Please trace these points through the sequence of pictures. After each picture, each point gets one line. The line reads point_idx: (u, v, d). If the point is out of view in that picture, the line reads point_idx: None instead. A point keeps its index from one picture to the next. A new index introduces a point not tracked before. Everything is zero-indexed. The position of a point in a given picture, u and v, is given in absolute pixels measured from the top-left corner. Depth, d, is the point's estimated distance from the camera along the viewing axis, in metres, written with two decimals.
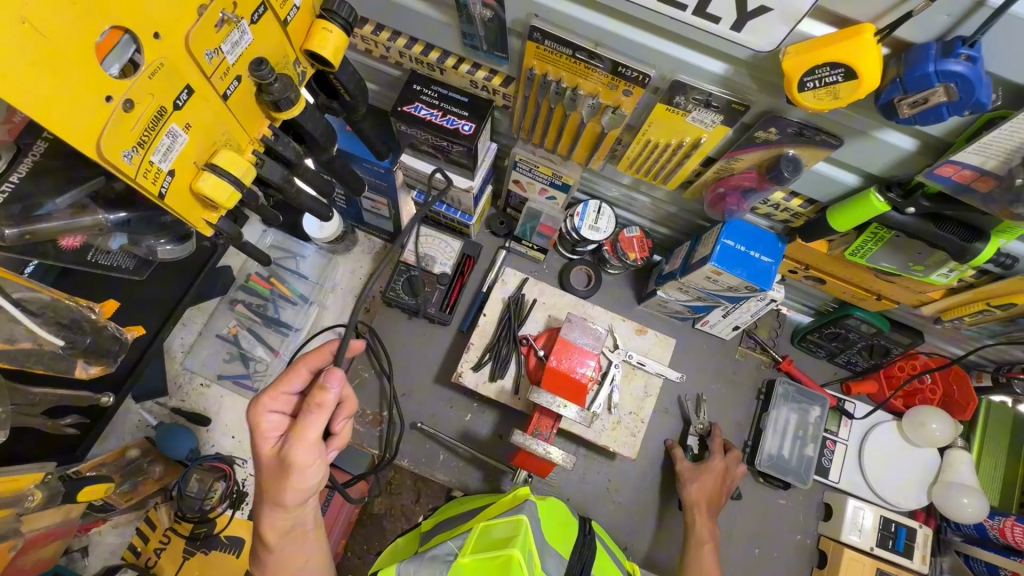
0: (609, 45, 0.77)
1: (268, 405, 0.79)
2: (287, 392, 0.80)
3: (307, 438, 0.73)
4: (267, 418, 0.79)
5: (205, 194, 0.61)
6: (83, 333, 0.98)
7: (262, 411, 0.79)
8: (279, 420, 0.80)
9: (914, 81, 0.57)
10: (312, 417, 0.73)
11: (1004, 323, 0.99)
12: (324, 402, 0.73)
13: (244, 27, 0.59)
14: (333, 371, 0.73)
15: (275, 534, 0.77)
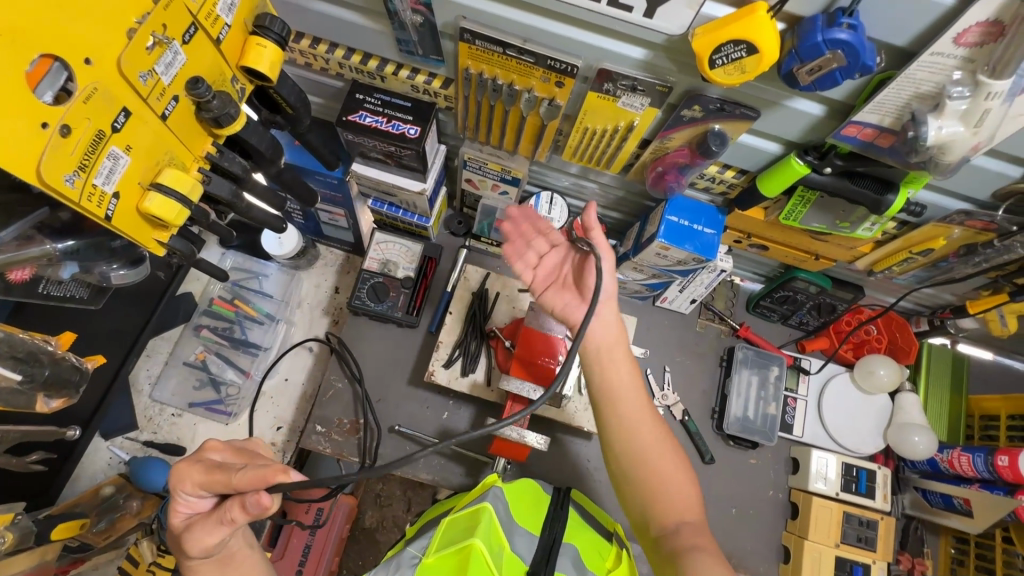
0: (536, 40, 0.81)
1: (184, 489, 0.66)
2: (206, 488, 0.65)
3: (204, 540, 0.66)
4: (183, 496, 0.67)
5: (153, 213, 0.62)
6: (41, 365, 1.00)
7: (180, 488, 0.66)
8: (199, 501, 0.68)
9: (807, 50, 0.63)
10: (217, 525, 0.65)
11: (928, 269, 1.08)
12: (236, 519, 0.64)
13: (176, 47, 0.61)
14: (260, 500, 0.60)
15: (228, 554, 0.72)
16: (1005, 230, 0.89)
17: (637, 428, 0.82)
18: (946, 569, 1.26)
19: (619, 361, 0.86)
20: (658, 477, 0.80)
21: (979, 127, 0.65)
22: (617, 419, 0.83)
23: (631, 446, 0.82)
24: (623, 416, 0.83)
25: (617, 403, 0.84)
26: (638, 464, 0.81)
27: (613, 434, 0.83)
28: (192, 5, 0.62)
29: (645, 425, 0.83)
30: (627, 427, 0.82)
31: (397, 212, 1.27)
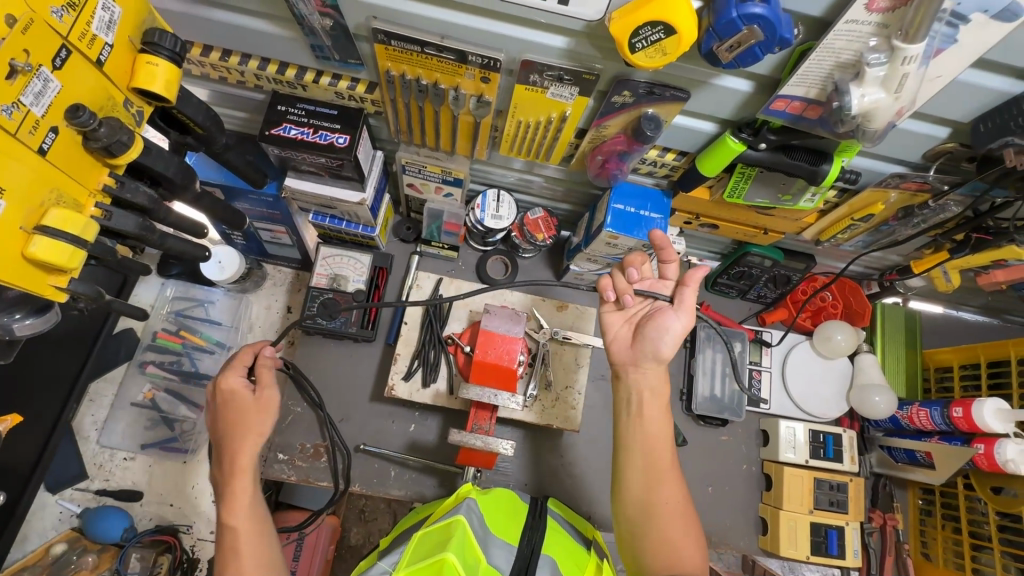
0: (455, 36, 0.78)
1: (230, 376, 0.87)
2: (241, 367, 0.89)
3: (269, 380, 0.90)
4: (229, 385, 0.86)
5: (41, 259, 0.57)
6: None
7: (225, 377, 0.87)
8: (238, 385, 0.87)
9: (724, 27, 0.61)
10: (271, 366, 0.91)
11: (872, 234, 1.09)
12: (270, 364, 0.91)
13: (45, 74, 0.55)
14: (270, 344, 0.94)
15: (250, 496, 0.85)
16: (938, 189, 0.90)
17: (660, 481, 0.85)
18: (914, 519, 1.31)
19: (658, 417, 0.89)
20: (668, 528, 0.82)
21: (900, 92, 0.64)
22: (641, 463, 0.86)
23: (653, 495, 0.84)
24: (648, 461, 0.86)
25: (643, 450, 0.87)
26: (650, 508, 0.83)
27: (631, 478, 0.86)
28: (58, 26, 0.56)
29: (670, 479, 0.85)
30: (652, 473, 0.85)
31: (340, 224, 1.22)
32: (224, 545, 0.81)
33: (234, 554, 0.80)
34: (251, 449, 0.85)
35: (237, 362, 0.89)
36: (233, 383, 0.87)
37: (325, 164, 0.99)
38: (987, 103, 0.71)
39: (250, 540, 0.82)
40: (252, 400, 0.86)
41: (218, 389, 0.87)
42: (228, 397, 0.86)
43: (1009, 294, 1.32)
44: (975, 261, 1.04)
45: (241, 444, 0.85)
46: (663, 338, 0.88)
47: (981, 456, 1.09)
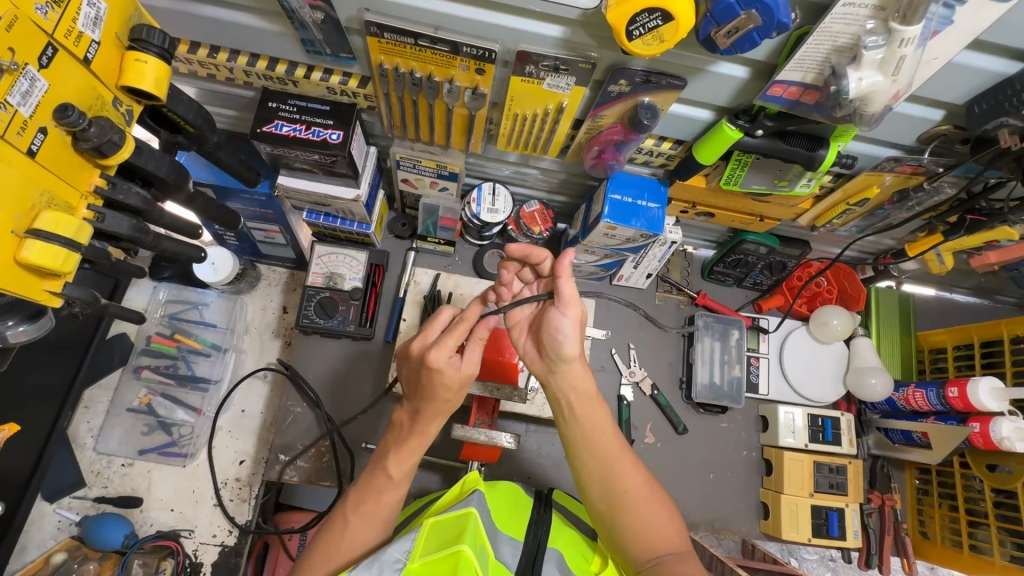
0: (449, 27, 0.77)
1: (439, 347, 0.76)
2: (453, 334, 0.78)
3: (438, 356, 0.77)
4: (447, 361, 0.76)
5: (34, 263, 0.55)
6: None
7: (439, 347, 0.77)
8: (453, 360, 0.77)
9: (721, 12, 0.61)
10: (477, 341, 0.81)
11: (866, 219, 1.10)
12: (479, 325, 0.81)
13: (31, 73, 0.54)
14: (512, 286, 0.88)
15: (384, 462, 0.84)
16: (933, 171, 0.90)
17: (621, 470, 0.83)
18: (912, 499, 1.33)
19: (595, 409, 0.84)
20: (641, 513, 0.81)
21: (898, 74, 0.64)
22: (597, 457, 0.83)
23: (620, 487, 0.82)
24: (599, 455, 0.83)
25: (592, 448, 0.84)
26: (623, 501, 0.82)
27: (595, 480, 0.83)
28: (44, 23, 0.54)
29: (626, 464, 0.84)
30: (608, 465, 0.83)
31: (335, 222, 1.20)
32: (369, 485, 0.83)
33: (372, 499, 0.82)
34: (430, 419, 0.82)
35: (457, 332, 0.78)
36: (444, 358, 0.76)
37: (319, 161, 0.98)
38: (982, 84, 0.72)
39: (383, 495, 0.82)
40: (460, 378, 0.77)
41: (428, 358, 0.76)
42: (433, 372, 0.76)
43: (1001, 275, 1.34)
44: (967, 243, 1.06)
45: (427, 410, 0.81)
46: (561, 339, 0.80)
47: (977, 434, 1.11)
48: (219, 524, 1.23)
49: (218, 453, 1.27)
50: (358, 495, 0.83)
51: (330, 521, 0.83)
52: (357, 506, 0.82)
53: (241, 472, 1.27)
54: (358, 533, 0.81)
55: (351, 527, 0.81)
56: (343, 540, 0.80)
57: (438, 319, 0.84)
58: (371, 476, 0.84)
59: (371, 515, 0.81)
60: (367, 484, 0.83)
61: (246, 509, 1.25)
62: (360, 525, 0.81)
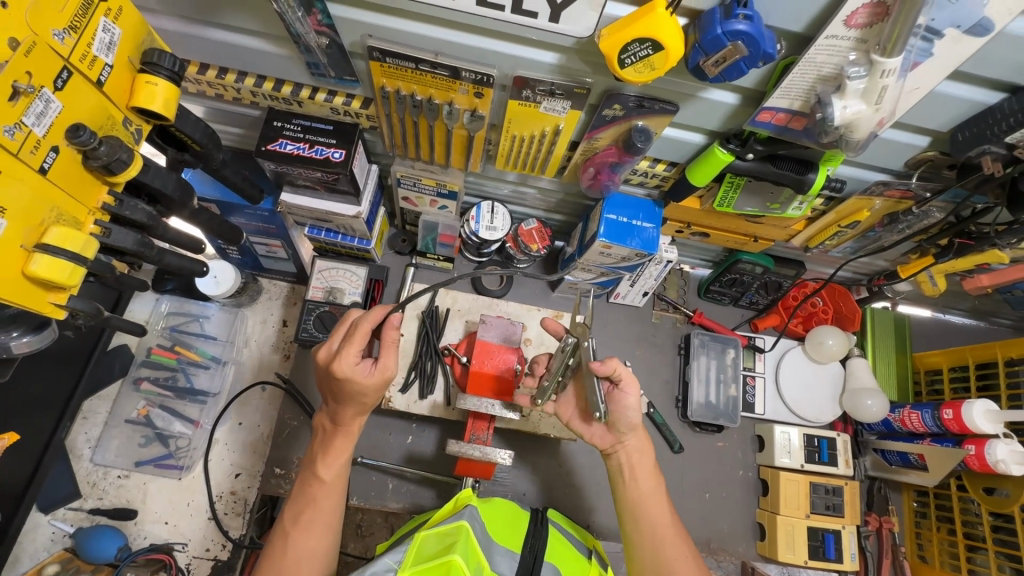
0: (448, 53, 0.80)
1: (346, 356, 0.81)
2: (356, 343, 0.82)
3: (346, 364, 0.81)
4: (355, 370, 0.81)
5: (41, 277, 0.57)
6: None
7: (346, 360, 0.80)
8: (362, 367, 0.82)
9: (709, 43, 0.63)
10: (389, 344, 0.84)
11: (859, 240, 1.12)
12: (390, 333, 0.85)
13: (46, 95, 0.56)
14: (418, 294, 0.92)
15: (315, 473, 0.84)
16: (921, 196, 0.92)
17: (672, 540, 0.85)
18: (910, 522, 1.32)
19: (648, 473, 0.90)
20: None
21: (881, 103, 0.67)
22: (658, 525, 0.86)
23: (654, 530, 0.85)
24: (658, 523, 0.86)
25: (656, 517, 0.86)
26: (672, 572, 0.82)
27: (643, 547, 0.85)
28: (60, 48, 0.57)
29: (678, 540, 0.85)
30: (662, 533, 0.85)
31: (336, 237, 1.23)
32: (305, 496, 0.84)
33: (311, 508, 0.82)
34: (352, 416, 0.85)
35: (358, 340, 0.82)
36: (350, 362, 0.80)
37: (321, 178, 1.00)
38: (965, 112, 0.74)
39: (324, 503, 0.83)
40: (372, 381, 0.81)
41: (335, 369, 0.81)
42: (347, 381, 0.80)
43: (995, 297, 1.34)
44: (959, 266, 1.07)
45: (346, 411, 0.85)
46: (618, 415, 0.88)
47: (973, 456, 1.10)
48: (213, 538, 1.23)
49: (214, 466, 1.27)
50: (295, 510, 0.82)
51: (269, 546, 0.81)
52: (296, 521, 0.81)
53: (235, 486, 1.27)
54: (301, 545, 0.79)
55: (292, 541, 0.79)
56: (286, 554, 0.78)
57: (342, 330, 0.87)
58: (307, 489, 0.84)
59: (311, 525, 0.81)
60: (304, 494, 0.84)
61: (239, 523, 1.24)
62: (304, 536, 0.80)
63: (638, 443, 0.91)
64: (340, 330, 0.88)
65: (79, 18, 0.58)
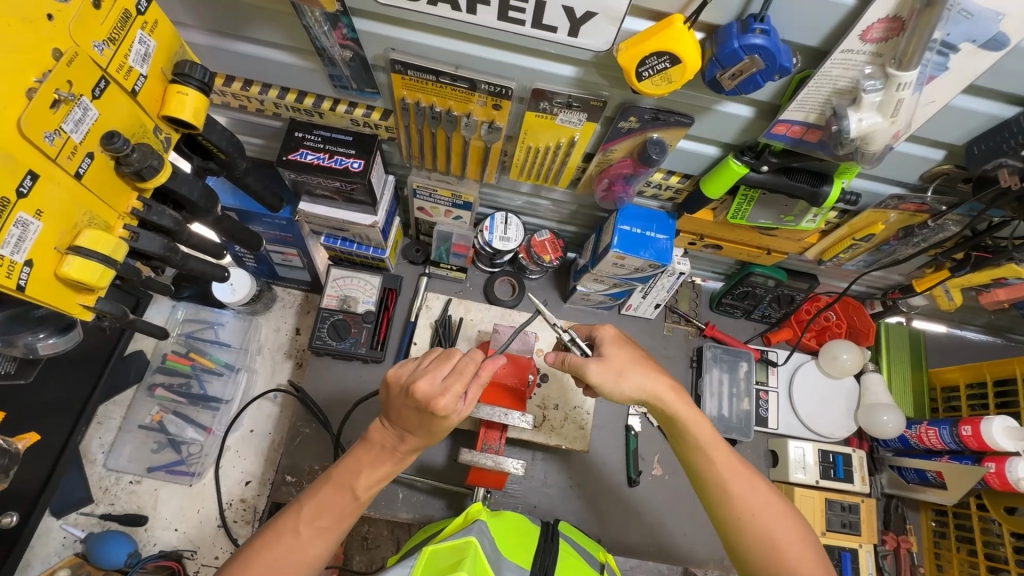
0: (469, 65, 0.82)
1: (453, 392, 0.75)
2: (464, 381, 0.77)
3: (451, 399, 0.75)
4: (455, 410, 0.76)
5: (73, 278, 0.59)
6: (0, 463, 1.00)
7: (450, 401, 0.74)
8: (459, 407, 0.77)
9: (726, 57, 0.64)
10: (480, 386, 0.81)
11: (874, 254, 1.12)
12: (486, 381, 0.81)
13: (85, 103, 0.58)
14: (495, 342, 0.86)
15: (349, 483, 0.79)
16: (936, 209, 0.93)
17: (737, 488, 0.81)
18: (929, 541, 1.29)
19: (696, 418, 0.85)
20: (768, 532, 0.78)
21: (897, 116, 0.67)
22: (718, 478, 0.82)
23: (717, 476, 0.82)
24: (716, 476, 0.82)
25: (714, 469, 0.83)
26: (741, 524, 0.79)
27: (722, 505, 0.81)
28: (99, 59, 0.59)
29: (744, 485, 0.81)
30: (722, 486, 0.81)
31: (351, 247, 1.24)
32: (326, 499, 0.78)
33: (331, 516, 0.78)
34: (415, 447, 0.81)
35: (466, 378, 0.77)
36: (451, 404, 0.74)
37: (339, 188, 1.02)
38: (980, 127, 0.75)
39: (343, 514, 0.79)
40: (457, 420, 0.78)
41: (438, 405, 0.74)
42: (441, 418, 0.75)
43: (1013, 312, 1.33)
44: (975, 280, 1.07)
45: (409, 436, 0.80)
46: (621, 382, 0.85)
47: (993, 474, 1.09)
48: (221, 546, 1.23)
49: (224, 473, 1.28)
50: (315, 509, 0.78)
51: (277, 523, 0.77)
52: (311, 521, 0.77)
53: (245, 493, 1.27)
54: (309, 548, 0.76)
55: (303, 541, 0.76)
56: (292, 550, 0.75)
57: (446, 362, 0.79)
58: (330, 490, 0.79)
59: (326, 530, 0.77)
60: (325, 496, 0.78)
61: (248, 532, 1.24)
62: (314, 540, 0.76)
63: (656, 394, 0.85)
64: (443, 362, 0.79)
65: (118, 31, 0.61)
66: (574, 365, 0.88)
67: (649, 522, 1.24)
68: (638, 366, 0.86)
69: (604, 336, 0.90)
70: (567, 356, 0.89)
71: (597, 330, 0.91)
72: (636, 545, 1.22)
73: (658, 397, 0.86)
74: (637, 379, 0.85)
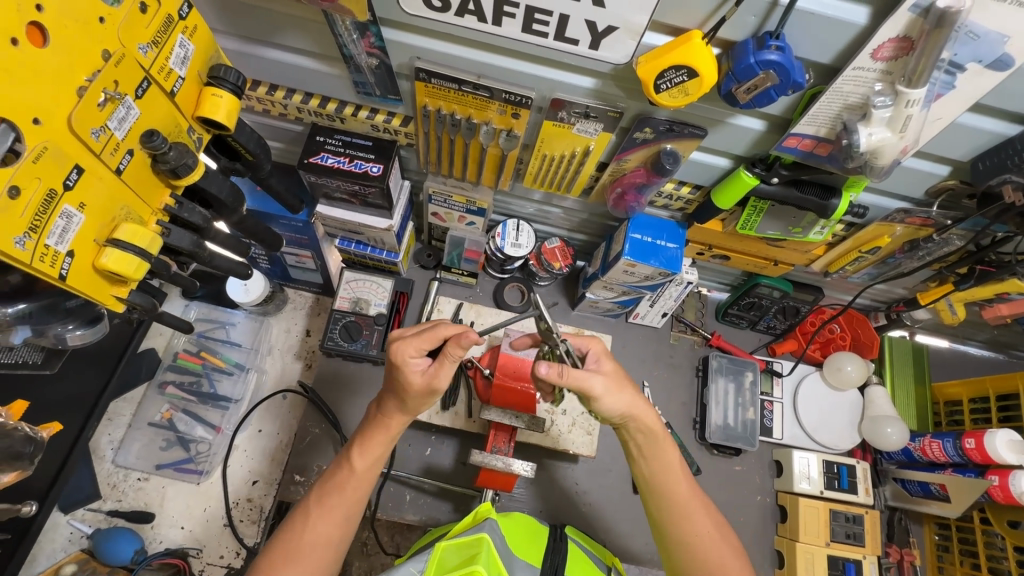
0: (490, 75, 0.84)
1: (407, 347, 0.81)
2: (422, 342, 0.81)
3: (410, 351, 0.81)
4: (411, 365, 0.81)
5: (110, 269, 0.61)
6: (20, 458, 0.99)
7: (405, 357, 0.81)
8: (418, 366, 0.81)
9: (743, 71, 0.67)
10: (450, 360, 0.80)
11: (878, 267, 1.14)
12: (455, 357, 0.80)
13: (129, 102, 0.61)
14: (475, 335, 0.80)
15: (346, 459, 0.84)
16: (941, 224, 0.95)
17: (692, 515, 0.85)
18: (932, 555, 1.29)
19: (662, 445, 0.88)
20: (717, 559, 0.83)
21: (905, 131, 0.70)
22: (674, 503, 0.86)
23: (675, 501, 0.86)
24: (680, 501, 0.86)
25: (674, 493, 0.86)
26: (693, 548, 0.84)
27: (671, 527, 0.85)
28: (143, 61, 0.62)
29: (702, 514, 0.86)
30: (680, 511, 0.85)
31: (365, 249, 1.26)
32: (334, 480, 0.83)
33: (336, 493, 0.81)
34: (395, 416, 0.84)
35: (426, 338, 0.82)
36: (405, 358, 0.81)
37: (357, 191, 1.04)
38: (985, 144, 0.77)
39: (349, 494, 0.82)
40: (419, 383, 0.81)
41: (393, 353, 0.81)
42: (397, 369, 0.81)
43: (1015, 328, 1.35)
44: (978, 294, 1.09)
45: (394, 408, 0.84)
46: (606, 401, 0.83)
47: (997, 487, 1.09)
48: (227, 545, 1.23)
49: (232, 472, 1.28)
50: (321, 493, 0.82)
51: (291, 517, 0.81)
52: (318, 503, 0.81)
53: (252, 493, 1.27)
54: (319, 530, 0.79)
55: (311, 525, 0.79)
56: (303, 536, 0.78)
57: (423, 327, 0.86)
58: (337, 472, 0.83)
59: (332, 510, 0.80)
60: (333, 477, 0.83)
61: (254, 531, 1.24)
62: (325, 522, 0.79)
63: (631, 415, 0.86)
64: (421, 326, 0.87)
65: (161, 34, 0.64)
66: (579, 379, 0.81)
67: None
68: (626, 385, 0.86)
69: (600, 353, 0.88)
70: (566, 368, 0.81)
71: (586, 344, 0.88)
72: (641, 551, 1.23)
73: (631, 418, 0.86)
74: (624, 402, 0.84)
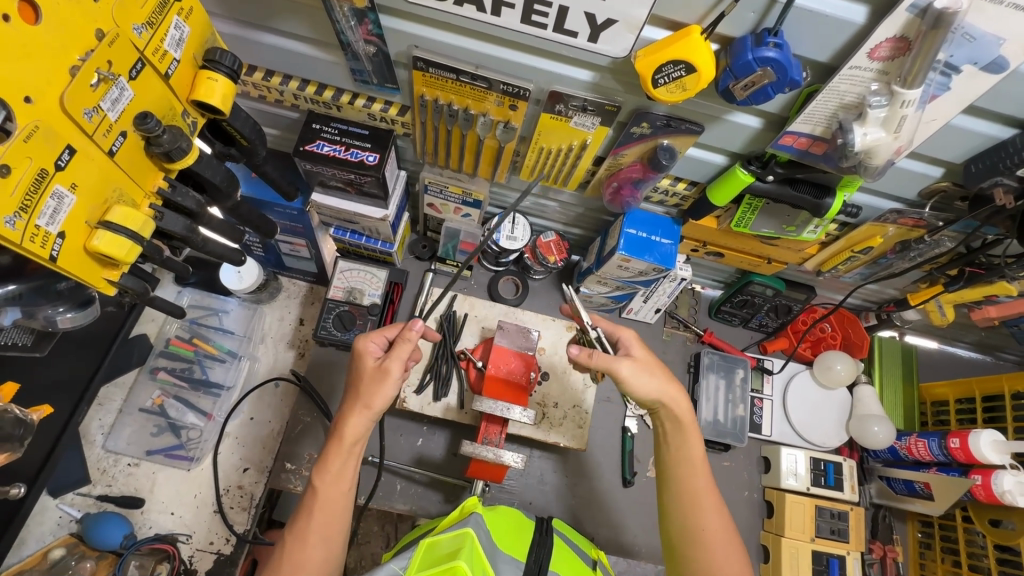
0: (488, 66, 0.84)
1: (371, 336, 0.93)
2: (385, 333, 0.94)
3: (372, 340, 0.93)
4: (368, 345, 0.92)
5: (102, 252, 0.60)
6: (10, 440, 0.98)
7: (368, 340, 0.92)
8: (374, 348, 0.92)
9: (740, 67, 0.67)
10: (403, 343, 0.90)
11: (870, 267, 1.15)
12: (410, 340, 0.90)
13: (122, 83, 0.60)
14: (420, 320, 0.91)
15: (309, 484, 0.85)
16: (933, 225, 0.96)
17: (705, 504, 0.87)
18: (914, 552, 1.31)
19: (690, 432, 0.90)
20: (715, 547, 0.84)
21: (899, 132, 0.71)
22: (688, 490, 0.88)
23: (689, 485, 0.88)
24: (692, 489, 0.88)
25: (690, 480, 0.88)
26: (696, 534, 0.85)
27: (677, 512, 0.88)
28: (138, 41, 0.61)
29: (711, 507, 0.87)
30: (692, 499, 0.87)
31: (360, 239, 1.26)
32: (304, 504, 0.84)
33: (305, 516, 0.83)
34: (352, 415, 0.86)
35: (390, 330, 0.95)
36: (368, 347, 0.92)
37: (353, 180, 1.04)
38: (978, 146, 0.78)
39: (334, 510, 0.83)
40: (371, 365, 0.89)
41: (357, 342, 0.93)
42: (358, 355, 0.91)
43: (1001, 330, 1.37)
44: (967, 296, 1.10)
45: (349, 415, 0.86)
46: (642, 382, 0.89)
47: (979, 486, 1.11)
48: (218, 531, 1.23)
49: (223, 459, 1.28)
50: (292, 522, 0.83)
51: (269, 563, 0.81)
52: (292, 530, 0.82)
53: (243, 480, 1.27)
54: (295, 556, 0.79)
55: (294, 554, 0.79)
56: (282, 563, 0.79)
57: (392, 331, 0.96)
58: (306, 499, 0.85)
59: (305, 532, 0.81)
60: (302, 505, 0.85)
61: (244, 519, 1.24)
62: (299, 547, 0.80)
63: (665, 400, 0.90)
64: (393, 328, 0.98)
65: (156, 15, 0.63)
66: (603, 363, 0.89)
67: (643, 523, 1.26)
68: (663, 373, 0.91)
69: (629, 337, 0.94)
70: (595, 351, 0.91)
71: (619, 330, 0.96)
72: (629, 544, 1.24)
73: (671, 404, 0.90)
74: (655, 386, 0.89)
